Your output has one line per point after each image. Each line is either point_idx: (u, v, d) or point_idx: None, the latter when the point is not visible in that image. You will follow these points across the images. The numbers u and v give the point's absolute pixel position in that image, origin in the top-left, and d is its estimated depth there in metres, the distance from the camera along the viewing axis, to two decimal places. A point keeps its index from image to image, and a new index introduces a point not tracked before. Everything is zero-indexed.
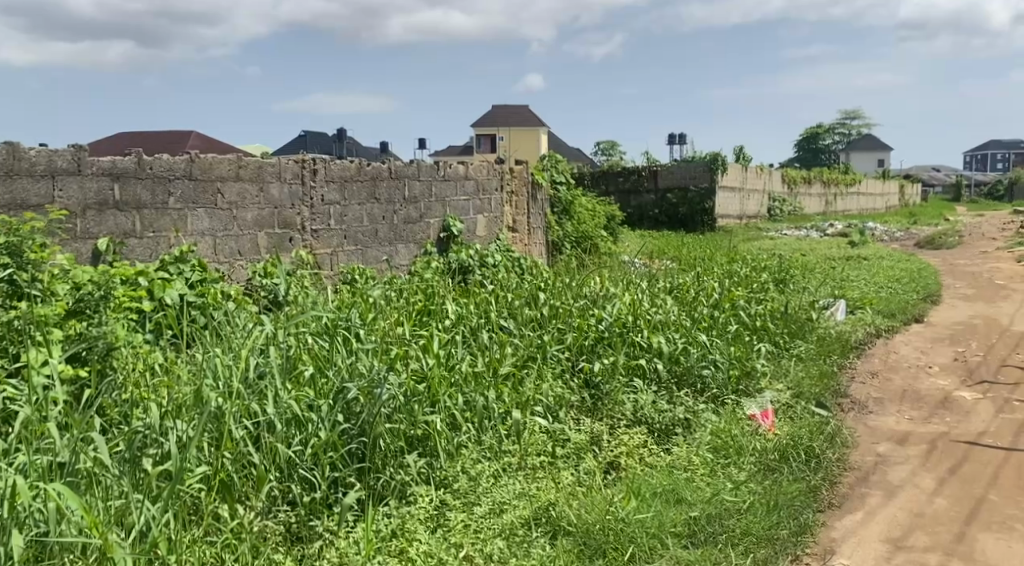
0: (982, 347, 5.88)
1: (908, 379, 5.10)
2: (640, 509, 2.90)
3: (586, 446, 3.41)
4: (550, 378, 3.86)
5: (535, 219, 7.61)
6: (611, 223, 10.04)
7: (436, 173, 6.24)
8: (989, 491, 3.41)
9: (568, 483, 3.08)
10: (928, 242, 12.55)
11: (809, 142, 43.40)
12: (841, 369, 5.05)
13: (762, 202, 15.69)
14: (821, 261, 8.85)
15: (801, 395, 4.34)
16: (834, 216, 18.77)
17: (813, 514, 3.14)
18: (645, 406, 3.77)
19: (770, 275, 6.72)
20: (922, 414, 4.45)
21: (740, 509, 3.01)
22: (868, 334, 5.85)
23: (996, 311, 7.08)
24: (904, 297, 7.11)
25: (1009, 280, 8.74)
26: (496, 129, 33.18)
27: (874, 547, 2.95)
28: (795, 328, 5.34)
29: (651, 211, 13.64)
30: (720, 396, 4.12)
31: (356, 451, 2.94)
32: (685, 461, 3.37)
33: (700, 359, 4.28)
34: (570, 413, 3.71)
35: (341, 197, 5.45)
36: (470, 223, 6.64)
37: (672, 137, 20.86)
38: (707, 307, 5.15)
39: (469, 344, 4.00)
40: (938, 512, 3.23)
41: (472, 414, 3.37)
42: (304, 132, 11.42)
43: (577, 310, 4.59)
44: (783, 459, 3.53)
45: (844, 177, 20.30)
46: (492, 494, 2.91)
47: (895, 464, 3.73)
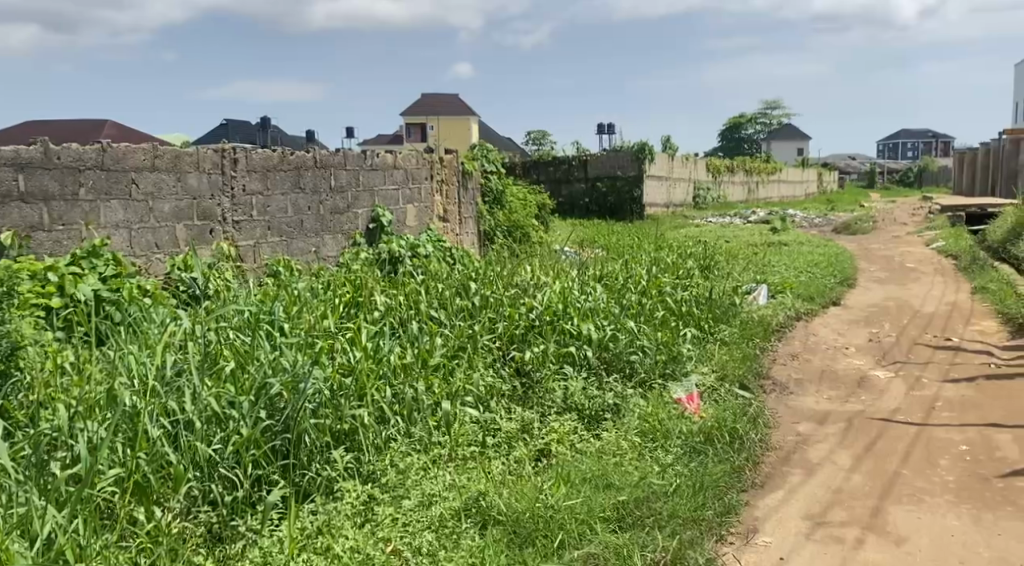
0: (895, 328, 6.15)
1: (826, 360, 5.29)
2: (570, 495, 2.93)
3: (517, 435, 3.42)
4: (481, 367, 3.85)
5: (466, 209, 7.58)
6: (542, 211, 10.07)
7: (363, 162, 6.13)
8: (901, 465, 3.56)
9: (499, 472, 3.08)
10: (845, 228, 13.05)
11: (733, 131, 44.47)
12: (763, 351, 5.20)
13: (688, 190, 16.01)
14: (744, 248, 9.09)
15: (725, 377, 4.44)
16: (757, 204, 19.31)
17: (737, 494, 3.23)
18: (575, 393, 3.80)
19: (696, 262, 6.86)
20: (840, 394, 4.62)
21: (667, 492, 3.05)
22: (789, 318, 6.04)
23: (907, 293, 7.41)
24: (823, 281, 7.36)
25: (919, 263, 9.15)
26: (425, 117, 32.90)
27: (794, 524, 3.05)
28: (719, 314, 5.46)
29: (581, 200, 13.76)
30: (648, 381, 4.18)
31: (280, 448, 2.87)
32: (614, 446, 3.41)
33: (629, 345, 4.34)
34: (501, 402, 3.69)
35: (264, 187, 5.30)
36: (400, 213, 6.55)
37: (601, 126, 21.03)
38: (635, 293, 5.22)
39: (399, 336, 3.95)
40: (855, 487, 3.36)
41: (400, 406, 3.33)
42: (225, 121, 11.08)
43: (507, 299, 4.58)
44: (708, 441, 3.61)
45: (765, 165, 20.89)
46: (420, 487, 2.88)
47: (815, 443, 3.86)
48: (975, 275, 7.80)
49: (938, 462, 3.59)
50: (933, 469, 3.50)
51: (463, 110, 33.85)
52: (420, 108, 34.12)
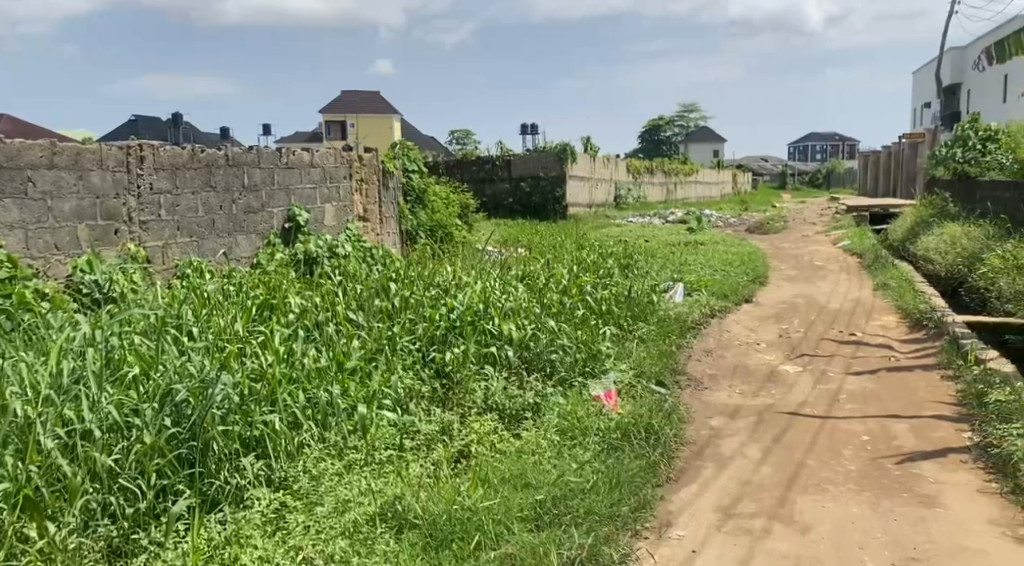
0: (804, 324, 6.38)
1: (739, 355, 5.45)
2: (486, 496, 2.93)
3: (436, 437, 3.40)
4: (400, 369, 3.79)
5: (387, 208, 7.49)
6: (465, 211, 10.05)
7: (278, 160, 5.97)
8: (808, 457, 3.69)
9: (416, 476, 3.05)
10: (759, 228, 13.48)
11: (652, 133, 45.46)
12: (680, 348, 5.32)
13: (609, 190, 16.25)
14: (663, 247, 9.28)
15: (643, 374, 4.52)
16: (677, 204, 19.75)
17: (652, 489, 3.29)
18: (496, 392, 3.80)
19: (616, 262, 6.96)
20: (751, 388, 4.77)
21: (584, 489, 3.08)
22: (704, 315, 6.20)
23: (816, 290, 7.71)
24: (738, 279, 7.59)
25: (827, 261, 9.53)
26: (346, 115, 32.39)
27: (706, 516, 3.13)
28: (638, 311, 5.56)
29: (505, 200, 13.81)
30: (568, 379, 4.21)
31: (186, 456, 2.76)
32: (534, 445, 3.42)
33: (549, 344, 4.36)
34: (420, 404, 3.66)
35: (173, 185, 5.11)
36: (317, 213, 6.41)
37: (525, 127, 21.13)
38: (556, 293, 5.26)
39: (313, 339, 3.86)
40: (764, 479, 3.47)
41: (314, 411, 3.25)
42: (134, 116, 10.66)
43: (427, 299, 4.53)
44: (625, 437, 3.66)
45: (683, 167, 21.40)
46: (335, 493, 2.83)
47: (727, 437, 3.97)
48: (876, 273, 8.18)
49: (841, 452, 3.74)
50: (836, 460, 3.65)
51: (386, 108, 33.50)
52: (342, 106, 33.58)
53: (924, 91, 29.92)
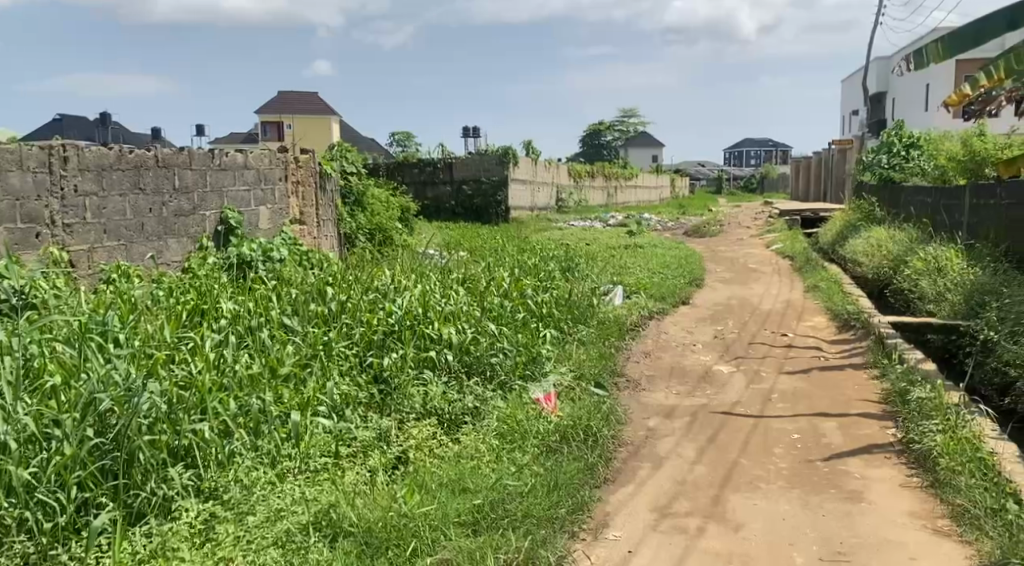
0: (738, 325, 6.52)
1: (676, 357, 5.54)
2: (424, 502, 2.90)
3: (373, 444, 3.36)
4: (336, 375, 3.72)
5: (324, 211, 7.37)
6: (406, 214, 9.96)
7: (210, 161, 5.82)
8: (741, 455, 3.77)
9: (351, 483, 3.01)
10: (696, 231, 13.73)
11: (592, 138, 45.96)
12: (619, 350, 5.38)
13: (551, 194, 16.34)
14: (603, 250, 9.38)
15: (582, 376, 4.55)
16: (617, 208, 19.99)
17: (590, 491, 3.31)
18: (435, 397, 3.78)
19: (557, 265, 6.99)
20: (687, 389, 4.84)
21: (522, 492, 3.08)
22: (643, 317, 6.28)
23: (749, 292, 7.89)
24: (675, 281, 7.72)
25: (761, 263, 9.77)
26: (284, 116, 31.83)
27: (642, 516, 3.17)
28: (577, 314, 5.59)
29: (447, 203, 13.76)
30: (507, 383, 4.21)
31: (109, 467, 2.66)
32: (473, 450, 3.41)
33: (490, 347, 4.34)
34: (357, 410, 3.60)
35: (99, 187, 4.93)
36: (251, 216, 6.27)
37: (466, 130, 21.10)
38: (497, 296, 5.25)
39: (246, 346, 3.77)
40: (698, 478, 3.53)
41: (246, 419, 3.16)
42: (59, 115, 10.27)
43: (366, 303, 4.46)
44: (564, 440, 3.67)
45: (623, 171, 21.68)
46: (267, 502, 2.77)
47: (663, 437, 4.03)
48: (807, 275, 8.41)
49: (772, 451, 3.83)
50: (768, 458, 3.74)
51: (325, 109, 33.05)
52: (280, 106, 32.99)
53: (852, 100, 30.98)
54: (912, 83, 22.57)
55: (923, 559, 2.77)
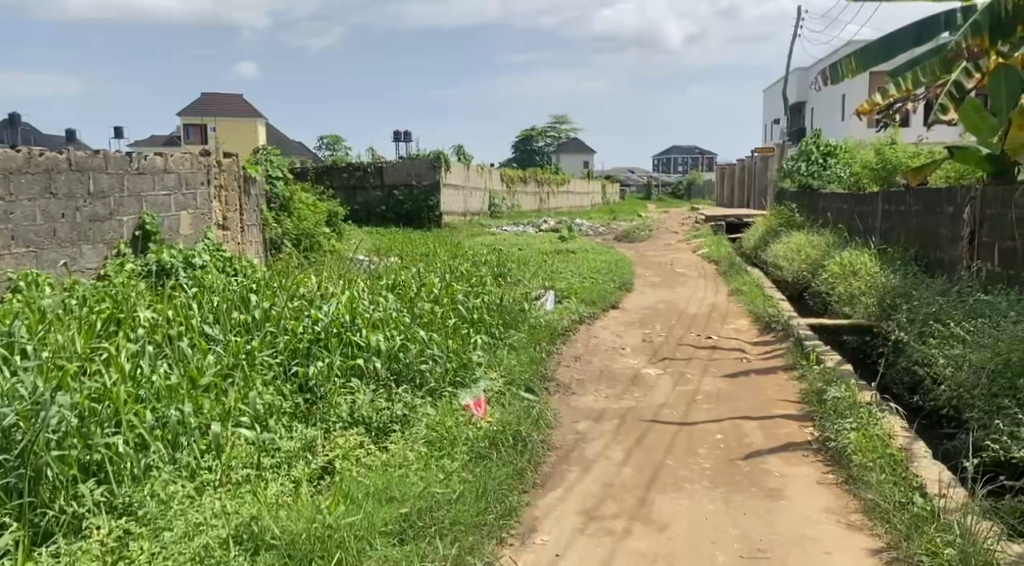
0: (665, 328, 6.66)
1: (605, 360, 5.61)
2: (349, 512, 2.86)
3: (298, 454, 3.30)
4: (259, 385, 3.63)
5: (248, 216, 7.20)
6: (335, 219, 9.82)
7: (127, 165, 5.62)
8: (667, 457, 3.84)
9: (274, 495, 2.95)
10: (625, 237, 13.96)
11: (525, 144, 46.22)
12: (548, 354, 5.41)
13: (483, 199, 16.35)
14: (534, 256, 9.44)
15: (512, 382, 4.56)
16: (549, 213, 20.15)
17: (518, 496, 3.32)
18: (362, 405, 3.73)
19: (488, 270, 7.01)
20: (616, 392, 4.91)
21: (450, 499, 3.06)
22: (573, 322, 6.33)
23: (676, 296, 8.06)
24: (604, 286, 7.82)
25: (688, 268, 9.99)
26: (209, 119, 31.02)
27: (570, 520, 3.19)
28: (508, 319, 5.61)
29: (377, 208, 13.63)
30: (437, 389, 4.18)
31: (14, 485, 2.56)
32: (400, 458, 3.37)
33: (419, 354, 4.30)
34: (281, 420, 3.53)
35: (7, 191, 4.70)
36: (171, 221, 6.07)
37: (397, 135, 20.95)
38: (427, 302, 5.21)
39: (164, 355, 3.64)
40: (625, 480, 3.58)
41: (163, 431, 3.06)
42: None
43: (291, 311, 4.36)
44: (494, 445, 3.67)
45: (555, 177, 21.87)
46: (185, 517, 2.69)
47: (591, 441, 4.07)
48: (731, 279, 8.65)
49: (697, 451, 3.91)
50: (693, 459, 3.82)
51: (252, 112, 32.34)
52: (205, 108, 32.11)
53: (774, 108, 32.05)
54: (829, 93, 23.50)
55: (837, 553, 2.87)
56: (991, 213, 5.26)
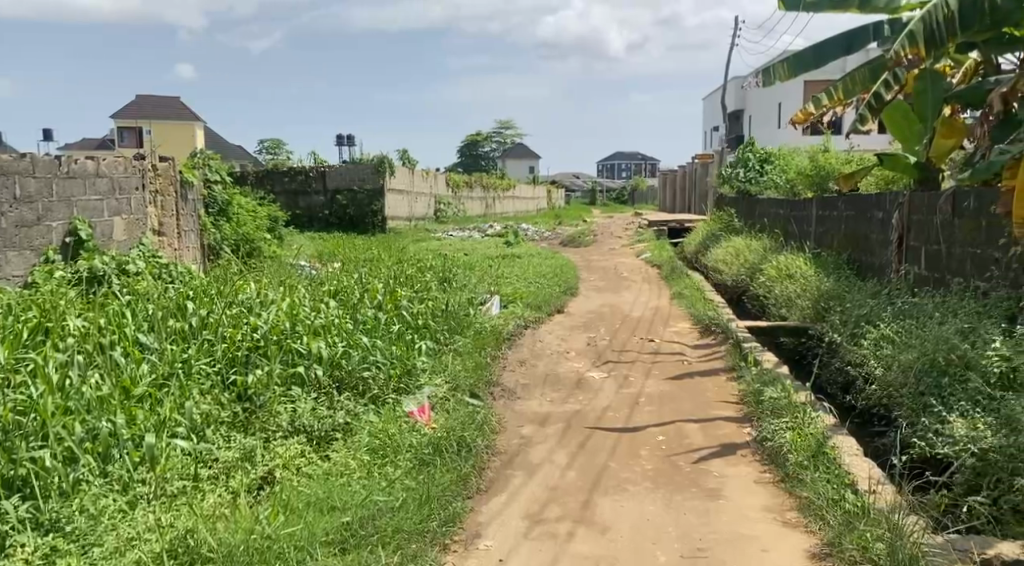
0: (609, 332, 6.73)
1: (550, 364, 5.64)
2: (289, 523, 2.81)
3: (237, 464, 3.24)
4: (195, 395, 3.54)
5: (186, 221, 7.04)
6: (276, 224, 9.66)
7: (58, 169, 5.44)
8: (610, 459, 3.88)
9: (210, 507, 2.88)
10: (571, 241, 14.06)
11: (470, 149, 46.20)
12: (493, 359, 5.41)
13: (429, 204, 16.28)
14: (480, 260, 9.44)
15: (457, 387, 4.54)
16: (494, 218, 20.17)
17: (462, 501, 3.31)
18: (303, 414, 3.67)
19: (433, 275, 6.98)
20: (560, 395, 4.94)
21: (393, 507, 3.03)
22: (518, 326, 6.35)
23: (620, 300, 8.15)
24: (549, 290, 7.86)
25: (631, 272, 10.12)
26: (145, 122, 30.20)
27: (515, 524, 3.20)
28: (453, 324, 5.59)
29: (320, 213, 13.45)
30: (380, 396, 4.14)
31: None
32: (342, 467, 3.33)
33: (361, 361, 4.25)
34: (218, 430, 3.45)
35: None
36: (104, 227, 5.88)
37: (340, 139, 20.73)
38: (370, 308, 5.16)
39: (95, 365, 3.54)
40: (569, 484, 3.60)
41: (94, 444, 2.97)
42: None
43: (229, 318, 4.26)
44: (438, 451, 3.64)
45: (500, 181, 21.91)
46: (117, 532, 2.62)
47: (536, 445, 4.08)
48: (673, 282, 8.80)
49: (639, 453, 3.96)
50: (636, 460, 3.86)
51: (190, 114, 31.59)
52: (141, 110, 31.25)
53: (713, 116, 32.74)
54: (765, 102, 24.09)
55: (773, 550, 2.94)
56: (918, 218, 5.46)
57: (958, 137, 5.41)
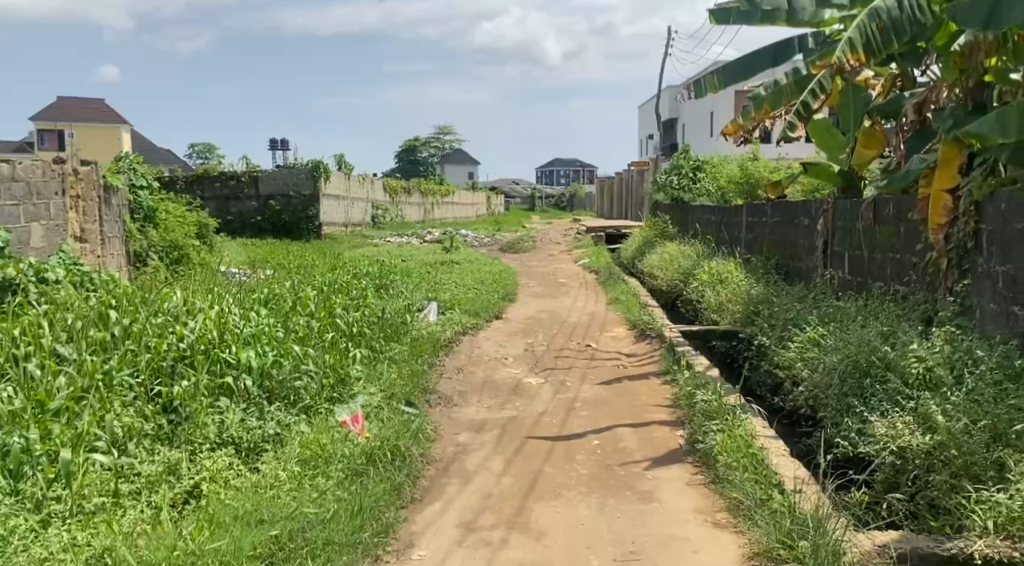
0: (546, 337, 6.76)
1: (488, 371, 5.63)
2: (214, 537, 2.72)
3: (161, 478, 3.14)
4: (116, 407, 3.41)
5: (110, 227, 6.81)
6: (206, 230, 9.40)
7: None
8: (546, 465, 3.89)
9: (130, 524, 2.78)
10: (510, 247, 14.10)
11: (409, 155, 45.95)
12: (431, 367, 5.37)
13: (365, 210, 16.10)
14: (418, 267, 9.38)
15: (392, 396, 4.49)
16: (433, 224, 20.08)
17: (395, 511, 3.27)
18: (231, 425, 3.57)
19: (370, 282, 6.90)
20: (497, 402, 4.93)
21: (323, 519, 2.97)
22: (456, 333, 6.32)
23: (557, 305, 8.20)
24: (488, 296, 7.86)
25: (569, 277, 10.20)
26: (68, 124, 29.12)
27: (449, 532, 3.18)
28: (389, 332, 5.53)
29: (252, 218, 13.17)
30: (312, 407, 4.07)
31: None
32: (272, 478, 3.26)
33: (294, 371, 4.16)
34: (142, 443, 3.33)
35: None
36: (20, 233, 5.59)
37: (274, 144, 20.38)
38: (303, 316, 5.05)
39: (7, 378, 3.38)
40: (505, 490, 3.59)
41: (5, 461, 2.87)
42: None
43: (154, 327, 4.10)
44: (370, 462, 3.58)
45: (438, 187, 21.84)
46: (29, 551, 2.51)
47: (471, 452, 4.07)
48: (610, 288, 8.90)
49: (575, 458, 3.99)
50: (571, 465, 3.89)
51: (117, 118, 30.59)
52: (64, 111, 30.13)
53: (648, 123, 33.36)
54: (697, 111, 24.66)
55: (703, 551, 2.99)
56: (842, 225, 5.64)
57: (879, 147, 5.63)
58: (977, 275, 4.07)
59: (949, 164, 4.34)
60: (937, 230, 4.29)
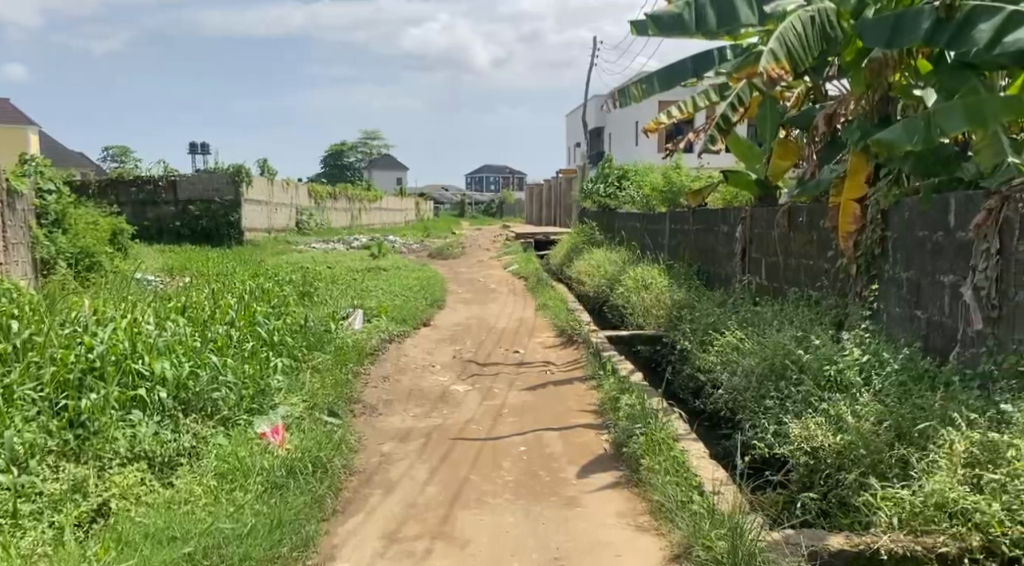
0: (474, 344, 6.74)
1: (414, 379, 5.58)
2: (121, 558, 2.61)
3: (65, 497, 3.01)
4: (17, 423, 3.22)
5: (14, 233, 6.47)
6: (119, 236, 9.04)
7: None
8: (471, 472, 3.87)
9: (29, 547, 2.67)
10: (438, 253, 14.05)
11: (336, 160, 45.33)
12: (356, 375, 5.29)
13: (289, 215, 15.79)
14: (344, 273, 9.24)
15: (314, 406, 4.40)
16: (359, 230, 19.84)
17: (316, 524, 3.19)
18: (144, 439, 3.41)
19: (293, 290, 6.76)
20: (423, 410, 4.88)
21: (240, 534, 2.88)
22: (382, 340, 6.24)
23: (485, 312, 8.20)
24: (416, 303, 7.79)
25: (497, 284, 10.21)
26: None
27: (372, 544, 3.12)
28: (312, 341, 5.42)
29: (170, 224, 12.75)
30: (231, 418, 3.96)
31: None
32: (186, 493, 3.15)
33: (211, 381, 4.03)
34: (45, 461, 3.17)
35: None
36: None
37: (193, 147, 19.79)
38: (221, 325, 4.89)
39: None
40: (429, 499, 3.56)
41: None
42: None
43: (60, 338, 3.88)
44: (291, 474, 3.49)
45: (365, 193, 21.61)
46: None
47: (396, 462, 4.01)
48: (537, 294, 8.95)
49: (500, 465, 3.97)
50: (496, 472, 3.87)
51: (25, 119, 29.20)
52: None
53: (576, 132, 33.78)
54: (623, 121, 25.13)
55: (626, 555, 3.02)
56: (759, 232, 5.81)
57: (793, 158, 5.77)
58: (885, 281, 4.25)
59: (857, 174, 4.45)
60: (847, 237, 4.44)
